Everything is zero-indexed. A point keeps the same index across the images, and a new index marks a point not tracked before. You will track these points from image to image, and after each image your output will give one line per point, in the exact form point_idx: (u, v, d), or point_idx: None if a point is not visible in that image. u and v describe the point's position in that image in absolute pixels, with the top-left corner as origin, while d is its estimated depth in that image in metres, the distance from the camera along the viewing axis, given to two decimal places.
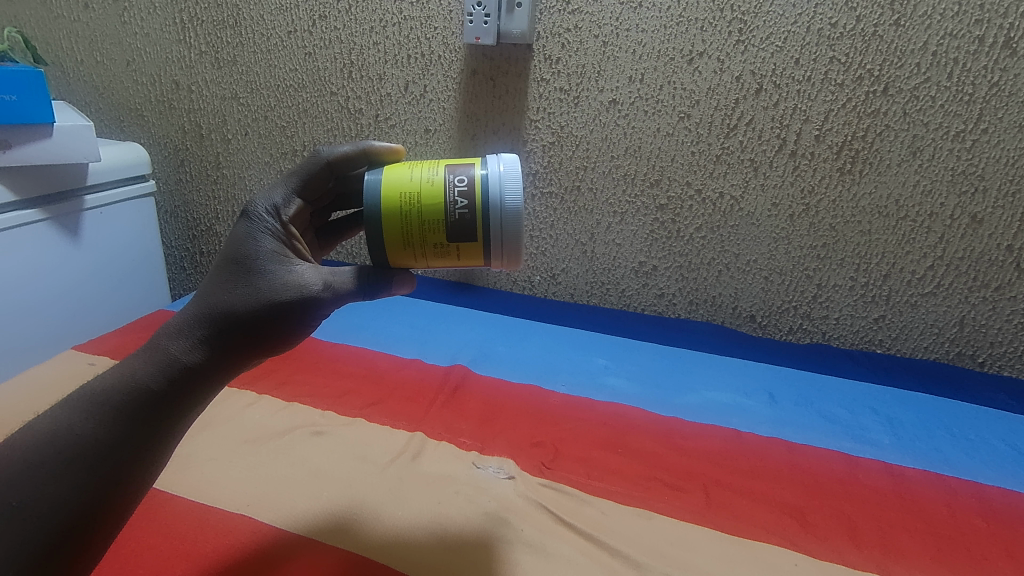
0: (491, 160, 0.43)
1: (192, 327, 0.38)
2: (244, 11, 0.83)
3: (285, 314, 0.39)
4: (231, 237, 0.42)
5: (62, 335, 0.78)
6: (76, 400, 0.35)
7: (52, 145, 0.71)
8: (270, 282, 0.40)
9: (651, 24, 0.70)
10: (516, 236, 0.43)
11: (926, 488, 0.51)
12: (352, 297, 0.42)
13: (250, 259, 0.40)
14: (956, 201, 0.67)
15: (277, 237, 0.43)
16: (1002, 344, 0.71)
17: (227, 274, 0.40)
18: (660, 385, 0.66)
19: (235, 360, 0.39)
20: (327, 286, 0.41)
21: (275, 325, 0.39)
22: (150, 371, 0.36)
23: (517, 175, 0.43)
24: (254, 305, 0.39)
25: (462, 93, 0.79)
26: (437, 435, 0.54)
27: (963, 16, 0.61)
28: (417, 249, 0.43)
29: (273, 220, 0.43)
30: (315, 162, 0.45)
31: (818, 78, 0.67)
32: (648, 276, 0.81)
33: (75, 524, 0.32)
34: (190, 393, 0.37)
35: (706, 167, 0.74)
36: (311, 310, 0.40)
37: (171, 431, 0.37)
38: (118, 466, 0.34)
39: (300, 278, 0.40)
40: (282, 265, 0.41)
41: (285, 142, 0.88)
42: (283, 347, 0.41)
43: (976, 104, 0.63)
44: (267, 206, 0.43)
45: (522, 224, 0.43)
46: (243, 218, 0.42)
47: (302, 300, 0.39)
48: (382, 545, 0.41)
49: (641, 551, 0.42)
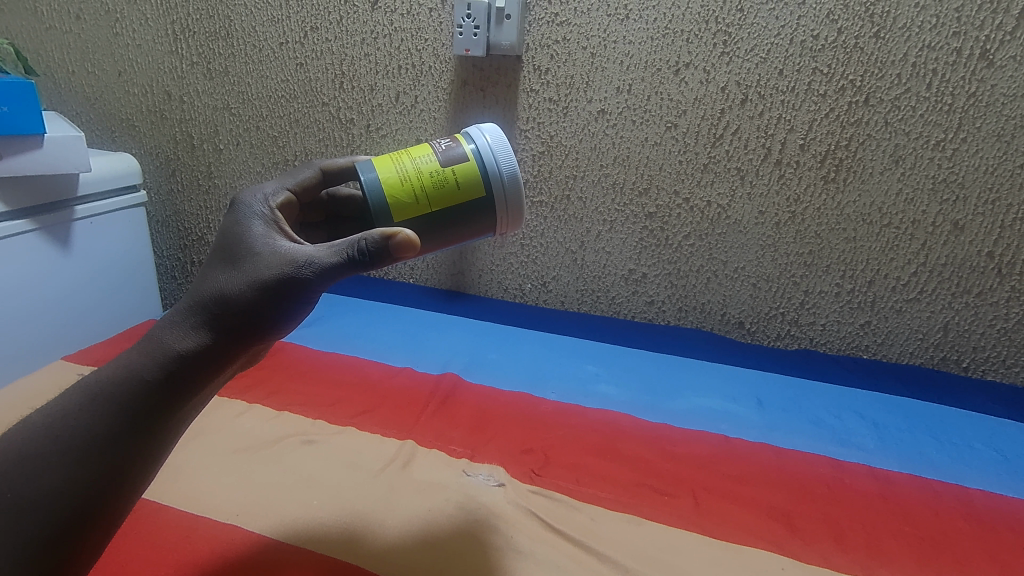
0: (467, 128, 0.48)
1: (188, 318, 0.37)
2: (236, 22, 0.84)
3: (271, 292, 0.37)
4: (221, 228, 0.42)
5: (52, 344, 0.78)
6: (73, 397, 0.35)
7: (43, 156, 0.71)
8: (256, 264, 0.39)
9: (638, 36, 0.71)
10: (518, 197, 0.47)
11: (909, 491, 0.52)
12: (346, 272, 0.39)
13: (239, 244, 0.40)
14: (938, 208, 0.69)
15: (267, 221, 0.42)
16: (986, 348, 0.72)
17: (217, 261, 0.40)
18: (649, 391, 0.67)
19: (229, 350, 0.38)
20: (314, 259, 0.38)
21: (263, 305, 0.38)
22: (150, 362, 0.36)
23: (502, 144, 0.47)
24: (241, 285, 0.38)
25: (452, 103, 0.80)
26: (427, 442, 0.54)
27: (940, 28, 0.63)
28: (419, 191, 0.44)
29: (263, 206, 0.43)
30: (309, 170, 0.50)
31: (802, 88, 0.68)
32: (638, 283, 0.82)
33: (75, 521, 0.32)
34: (185, 388, 0.36)
35: (693, 176, 0.75)
36: (296, 289, 0.38)
37: (167, 437, 0.36)
38: (116, 460, 0.34)
39: (287, 255, 0.39)
40: (270, 245, 0.40)
41: (277, 152, 0.89)
42: (273, 336, 0.39)
43: (956, 113, 0.65)
44: (258, 195, 0.44)
45: (520, 185, 0.46)
46: (233, 208, 0.43)
47: (288, 276, 0.38)
48: (372, 553, 0.41)
49: (628, 555, 0.43)
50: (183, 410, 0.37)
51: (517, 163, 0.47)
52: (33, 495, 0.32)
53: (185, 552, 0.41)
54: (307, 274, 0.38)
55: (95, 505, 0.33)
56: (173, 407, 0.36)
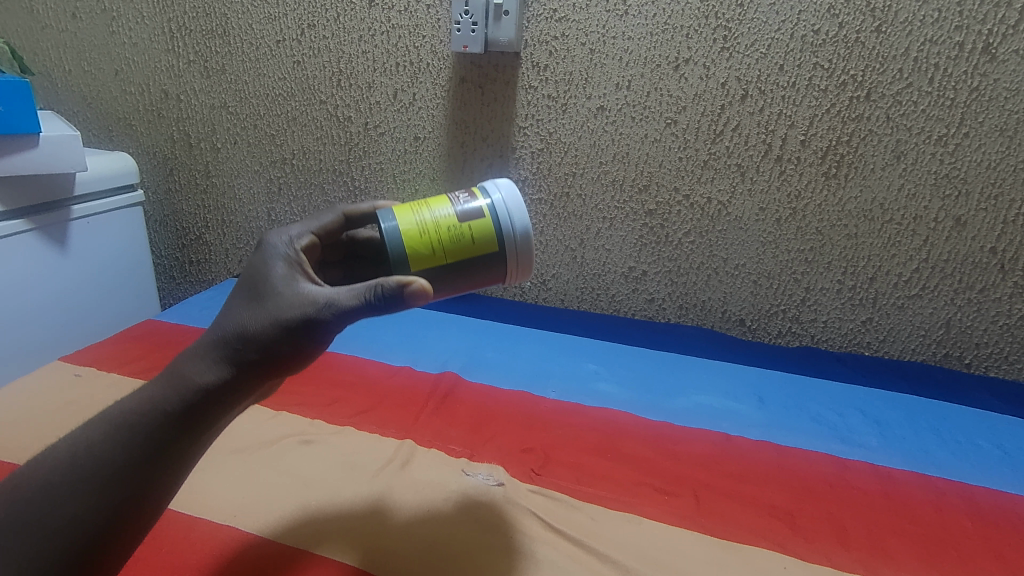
0: (484, 182, 0.48)
1: (209, 351, 0.37)
2: (233, 20, 0.84)
3: (291, 333, 0.37)
4: (248, 266, 0.42)
5: (50, 345, 0.78)
6: (91, 424, 0.35)
7: (38, 155, 0.70)
8: (277, 304, 0.38)
9: (637, 32, 0.71)
10: (528, 251, 0.46)
11: (911, 488, 0.52)
12: (363, 315, 0.38)
13: (263, 283, 0.40)
14: (940, 204, 0.68)
15: (290, 263, 0.42)
16: (988, 345, 0.72)
17: (241, 297, 0.40)
18: (651, 389, 0.67)
19: (245, 381, 0.37)
20: (333, 301, 0.38)
21: (281, 343, 0.37)
22: (171, 388, 0.36)
23: (516, 200, 0.46)
24: (263, 323, 0.37)
25: (451, 100, 0.79)
26: (426, 442, 0.54)
27: (942, 22, 0.62)
28: (437, 243, 0.44)
29: (288, 248, 0.43)
30: (332, 213, 0.49)
31: (803, 84, 0.68)
32: (638, 281, 0.81)
33: (89, 538, 0.32)
34: (218, 406, 0.36)
35: (693, 172, 0.74)
36: (314, 331, 0.37)
37: (176, 454, 0.35)
38: (135, 480, 0.33)
39: (306, 296, 0.38)
40: (293, 286, 0.40)
41: (275, 151, 0.88)
42: (290, 372, 0.39)
43: (958, 108, 0.64)
44: (284, 237, 0.44)
45: (531, 242, 0.46)
46: (260, 248, 0.43)
47: (309, 318, 0.37)
48: (369, 556, 0.40)
49: (629, 556, 0.42)
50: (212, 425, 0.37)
51: (530, 221, 0.46)
52: (42, 514, 0.31)
53: (184, 552, 0.40)
54: (326, 315, 0.37)
55: (113, 521, 0.32)
56: (176, 419, 0.35)
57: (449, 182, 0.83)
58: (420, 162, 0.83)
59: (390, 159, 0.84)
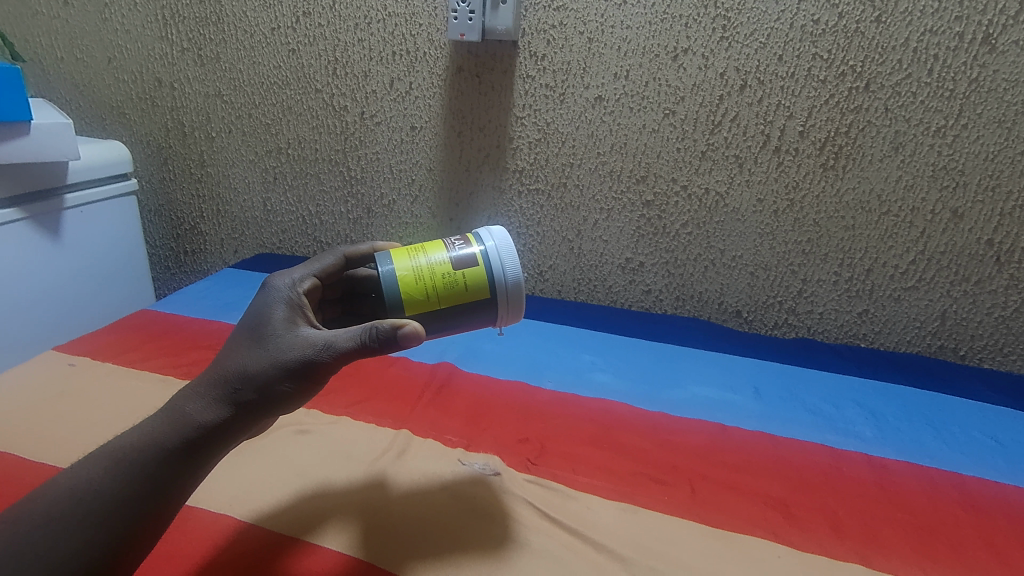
0: (478, 229, 0.48)
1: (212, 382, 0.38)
2: (227, 7, 0.83)
3: (291, 376, 0.38)
4: (250, 307, 0.43)
5: (45, 336, 0.77)
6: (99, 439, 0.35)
7: (30, 144, 0.70)
8: (279, 346, 0.39)
9: (636, 21, 0.70)
10: (519, 299, 0.45)
11: (906, 479, 0.52)
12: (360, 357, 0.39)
13: (265, 325, 0.41)
14: (937, 196, 0.68)
15: (291, 306, 0.43)
16: (983, 337, 0.72)
17: (243, 337, 0.41)
18: (648, 381, 0.67)
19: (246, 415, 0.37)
20: (331, 344, 0.39)
21: (281, 383, 0.38)
22: (178, 409, 0.37)
23: (509, 249, 0.46)
24: (264, 364, 0.38)
25: (448, 90, 0.78)
26: (423, 433, 0.54)
27: (942, 13, 0.62)
28: (431, 288, 0.44)
29: (290, 292, 0.44)
30: (332, 255, 0.50)
31: (802, 74, 0.67)
32: (636, 272, 0.81)
33: (95, 542, 0.32)
34: (223, 408, 0.37)
35: (692, 163, 0.74)
36: (314, 373, 0.38)
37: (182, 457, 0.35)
38: (142, 485, 0.34)
39: (306, 340, 0.39)
40: (294, 329, 0.41)
41: (270, 141, 0.88)
42: (291, 407, 0.40)
43: (956, 99, 0.64)
44: (286, 280, 0.45)
45: (522, 290, 0.45)
46: (263, 290, 0.44)
47: (308, 362, 0.38)
48: (366, 546, 0.40)
49: (625, 546, 0.42)
50: (228, 426, 0.37)
51: (521, 269, 0.45)
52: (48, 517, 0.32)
53: (183, 542, 0.40)
54: (325, 359, 0.38)
55: (119, 522, 0.33)
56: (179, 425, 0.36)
57: (446, 174, 0.83)
58: (417, 152, 0.83)
59: (387, 149, 0.84)
